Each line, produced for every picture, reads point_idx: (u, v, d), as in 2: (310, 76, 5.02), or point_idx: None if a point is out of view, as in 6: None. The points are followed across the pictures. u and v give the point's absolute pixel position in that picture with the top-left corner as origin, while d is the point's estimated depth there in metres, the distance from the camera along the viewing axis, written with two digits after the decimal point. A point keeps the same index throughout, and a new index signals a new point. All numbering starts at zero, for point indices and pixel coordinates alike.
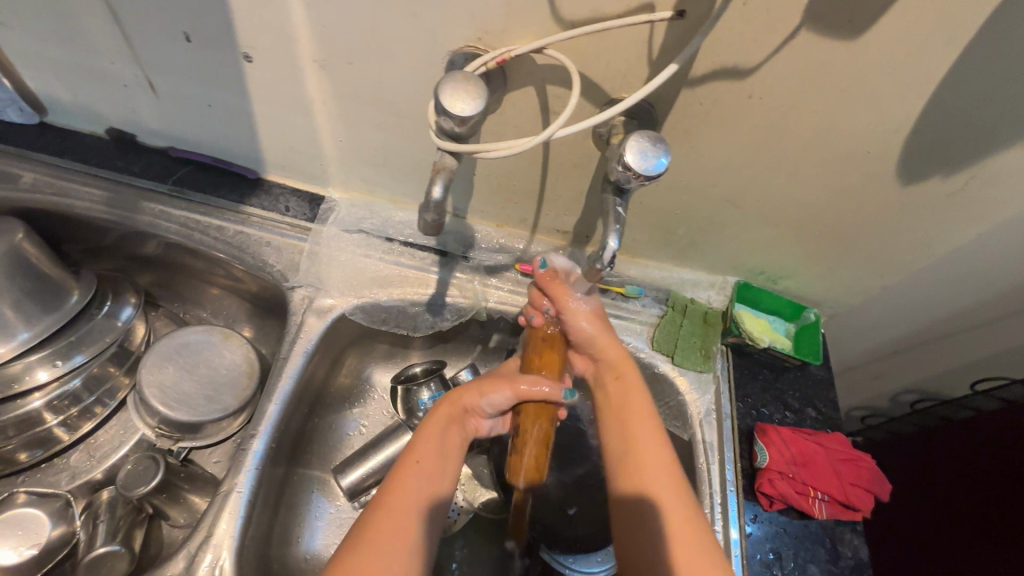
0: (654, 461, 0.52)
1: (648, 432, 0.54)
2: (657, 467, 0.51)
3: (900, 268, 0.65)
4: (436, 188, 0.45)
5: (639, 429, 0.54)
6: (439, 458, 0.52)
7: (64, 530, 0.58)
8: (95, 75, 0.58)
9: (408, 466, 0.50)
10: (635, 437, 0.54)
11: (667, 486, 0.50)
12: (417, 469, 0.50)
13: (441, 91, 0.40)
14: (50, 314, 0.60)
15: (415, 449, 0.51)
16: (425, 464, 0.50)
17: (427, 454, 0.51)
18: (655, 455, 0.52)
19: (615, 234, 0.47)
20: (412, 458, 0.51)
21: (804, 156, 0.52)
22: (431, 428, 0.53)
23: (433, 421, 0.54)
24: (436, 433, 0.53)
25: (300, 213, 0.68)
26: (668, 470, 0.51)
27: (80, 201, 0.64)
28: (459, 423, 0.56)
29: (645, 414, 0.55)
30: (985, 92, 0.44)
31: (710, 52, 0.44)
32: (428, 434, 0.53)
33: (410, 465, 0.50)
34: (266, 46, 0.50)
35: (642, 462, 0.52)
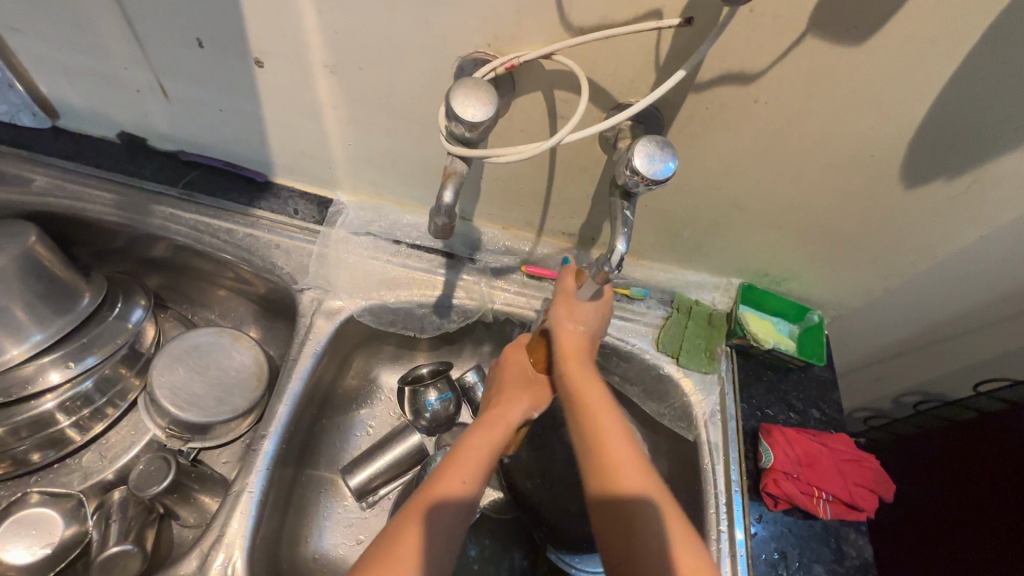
0: (626, 461, 0.49)
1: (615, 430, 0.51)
2: (629, 467, 0.49)
3: (903, 270, 0.65)
4: (446, 193, 0.46)
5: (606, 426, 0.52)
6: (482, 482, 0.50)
7: (77, 529, 0.59)
8: (107, 80, 0.58)
9: (453, 483, 0.48)
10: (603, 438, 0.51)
11: (642, 487, 0.48)
12: (460, 491, 0.48)
13: (452, 97, 0.41)
14: (63, 316, 0.60)
15: (461, 466, 0.49)
16: (471, 487, 0.48)
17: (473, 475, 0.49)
18: (625, 454, 0.50)
19: (623, 238, 0.47)
20: (459, 475, 0.48)
21: (809, 160, 0.53)
22: (479, 446, 0.51)
23: (480, 433, 0.52)
24: (483, 452, 0.51)
25: (308, 215, 0.69)
26: (640, 472, 0.49)
27: (91, 204, 0.64)
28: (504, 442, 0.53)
29: (610, 411, 0.53)
30: (987, 97, 0.45)
31: (716, 58, 0.44)
32: (475, 448, 0.51)
33: (455, 485, 0.48)
34: (277, 52, 0.51)
35: (613, 463, 0.49)
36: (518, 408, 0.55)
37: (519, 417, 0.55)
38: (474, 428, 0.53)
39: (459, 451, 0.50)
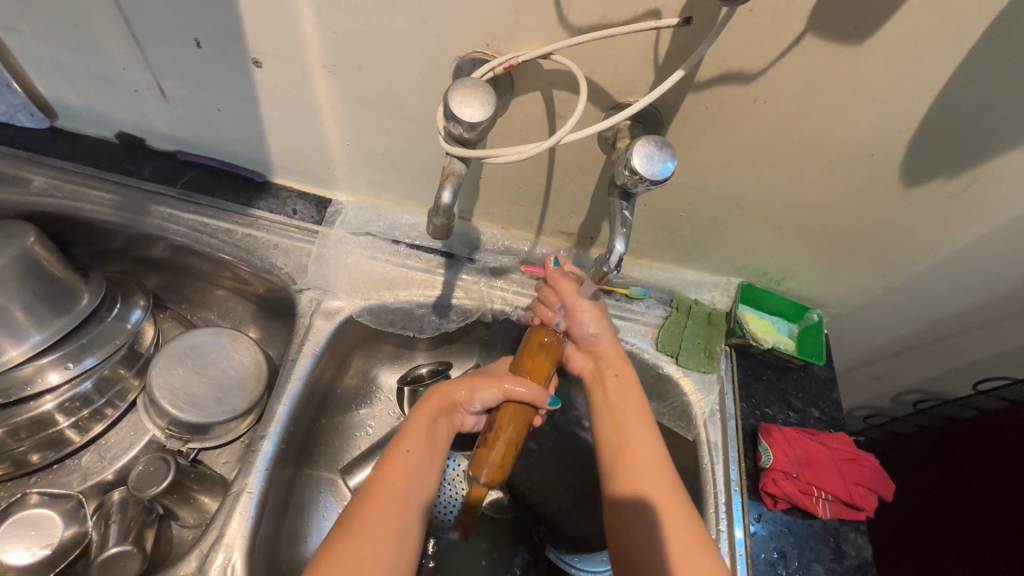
0: (646, 456, 0.54)
1: (639, 427, 0.56)
2: (649, 462, 0.53)
3: (901, 269, 0.65)
4: (445, 193, 0.46)
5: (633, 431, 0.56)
6: (427, 450, 0.53)
7: (76, 530, 0.59)
8: (105, 81, 0.58)
9: (396, 457, 0.51)
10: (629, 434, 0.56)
11: (659, 479, 0.52)
12: (404, 461, 0.51)
13: (450, 98, 0.41)
14: (62, 317, 0.60)
15: (402, 441, 0.53)
16: (413, 456, 0.52)
17: (415, 445, 0.52)
18: (646, 448, 0.54)
19: (622, 238, 0.48)
20: (400, 449, 0.52)
21: (809, 159, 0.53)
22: (419, 420, 0.54)
23: (423, 412, 0.55)
24: (423, 426, 0.54)
25: (307, 215, 0.69)
26: (656, 473, 0.53)
27: (90, 204, 0.64)
28: (447, 416, 0.56)
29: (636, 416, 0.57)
30: (986, 97, 0.45)
31: (715, 57, 0.44)
32: (420, 426, 0.54)
33: (398, 457, 0.51)
34: (276, 52, 0.51)
35: (633, 457, 0.54)
36: (461, 387, 0.56)
37: (463, 394, 0.56)
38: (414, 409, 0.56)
39: (401, 429, 0.54)
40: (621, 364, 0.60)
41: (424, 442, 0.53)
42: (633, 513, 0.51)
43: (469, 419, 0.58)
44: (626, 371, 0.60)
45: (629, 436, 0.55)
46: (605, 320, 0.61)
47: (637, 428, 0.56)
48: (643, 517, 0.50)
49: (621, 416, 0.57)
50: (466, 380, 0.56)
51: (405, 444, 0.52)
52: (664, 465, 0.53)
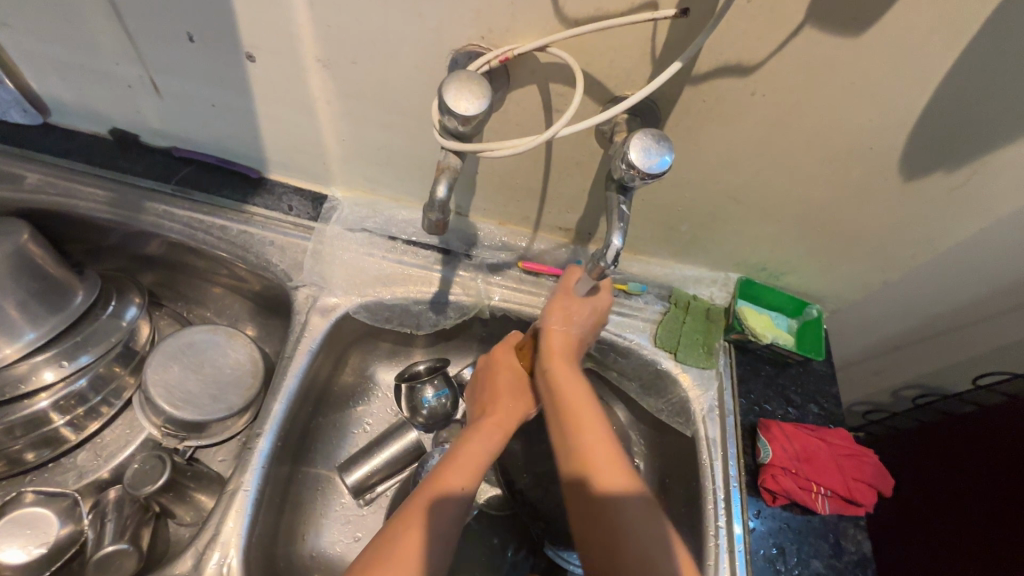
0: (602, 457, 0.51)
1: (590, 426, 0.52)
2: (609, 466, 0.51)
3: (901, 264, 0.65)
4: (440, 188, 0.45)
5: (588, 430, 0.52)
6: (478, 482, 0.52)
7: (72, 529, 0.59)
8: (98, 76, 0.58)
9: (450, 487, 0.50)
10: (580, 434, 0.52)
11: (617, 483, 0.50)
12: (458, 494, 0.50)
13: (444, 91, 0.40)
14: (56, 315, 0.60)
15: (459, 471, 0.51)
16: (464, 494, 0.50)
17: (472, 479, 0.51)
18: (600, 449, 0.51)
19: (619, 233, 0.47)
20: (459, 479, 0.50)
21: (807, 153, 0.52)
22: (477, 451, 0.53)
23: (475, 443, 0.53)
24: (482, 457, 0.53)
25: (303, 212, 0.68)
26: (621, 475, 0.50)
27: (84, 201, 0.64)
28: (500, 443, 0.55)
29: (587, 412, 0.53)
30: (987, 88, 0.44)
31: (713, 49, 0.44)
32: (471, 461, 0.52)
33: (451, 489, 0.49)
34: (269, 46, 0.50)
35: (589, 461, 0.51)
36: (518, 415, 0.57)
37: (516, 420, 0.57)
38: (471, 431, 0.54)
39: (459, 456, 0.52)
40: (555, 362, 0.55)
41: (479, 474, 0.52)
42: (597, 521, 0.49)
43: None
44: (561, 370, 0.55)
45: (581, 439, 0.52)
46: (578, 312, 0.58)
47: (591, 428, 0.52)
48: (608, 526, 0.49)
49: (571, 413, 0.53)
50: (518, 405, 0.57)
51: (464, 474, 0.50)
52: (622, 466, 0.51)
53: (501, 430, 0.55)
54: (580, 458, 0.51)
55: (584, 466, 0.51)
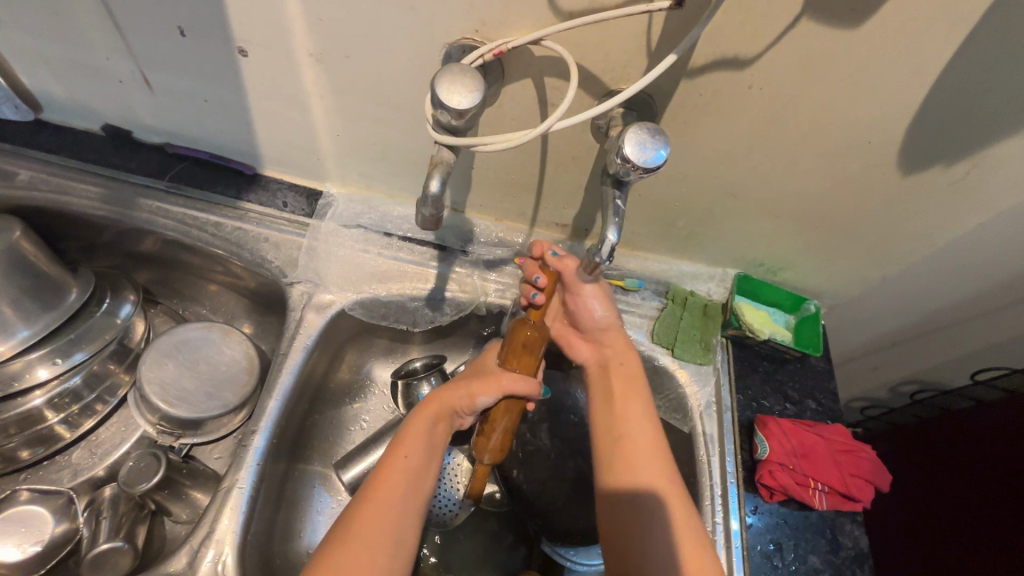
0: (646, 449, 0.53)
1: (639, 421, 0.55)
2: (647, 462, 0.52)
3: (900, 259, 0.64)
4: (433, 183, 0.45)
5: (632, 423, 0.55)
6: (425, 454, 0.53)
7: (67, 527, 0.59)
8: (89, 71, 0.57)
9: (394, 461, 0.51)
10: (626, 426, 0.55)
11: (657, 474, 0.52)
12: (405, 466, 0.51)
13: (437, 85, 0.40)
14: (49, 313, 0.60)
15: (400, 447, 0.52)
16: (411, 462, 0.51)
17: (414, 451, 0.52)
18: (645, 442, 0.54)
19: (614, 228, 0.47)
20: (400, 453, 0.52)
21: (804, 147, 0.52)
22: (417, 426, 0.54)
23: (419, 420, 0.55)
24: (422, 430, 0.54)
25: (297, 208, 0.68)
26: (656, 470, 0.52)
27: (77, 198, 0.63)
28: (447, 421, 0.56)
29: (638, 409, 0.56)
30: (987, 80, 0.44)
31: (709, 42, 0.43)
32: (414, 436, 0.53)
33: (395, 461, 0.51)
34: (261, 40, 0.50)
35: (633, 451, 0.53)
36: (460, 393, 0.56)
37: (461, 399, 0.56)
38: (412, 414, 0.56)
39: (399, 436, 0.53)
40: (627, 354, 0.59)
41: (422, 447, 0.53)
42: (630, 508, 0.51)
43: (467, 421, 0.59)
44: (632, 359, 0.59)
45: (629, 428, 0.54)
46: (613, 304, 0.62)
47: (637, 423, 0.55)
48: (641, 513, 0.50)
49: (620, 404, 0.56)
50: (463, 385, 0.56)
51: (404, 448, 0.52)
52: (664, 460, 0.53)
53: (438, 407, 0.56)
54: (622, 449, 0.54)
55: (627, 454, 0.53)
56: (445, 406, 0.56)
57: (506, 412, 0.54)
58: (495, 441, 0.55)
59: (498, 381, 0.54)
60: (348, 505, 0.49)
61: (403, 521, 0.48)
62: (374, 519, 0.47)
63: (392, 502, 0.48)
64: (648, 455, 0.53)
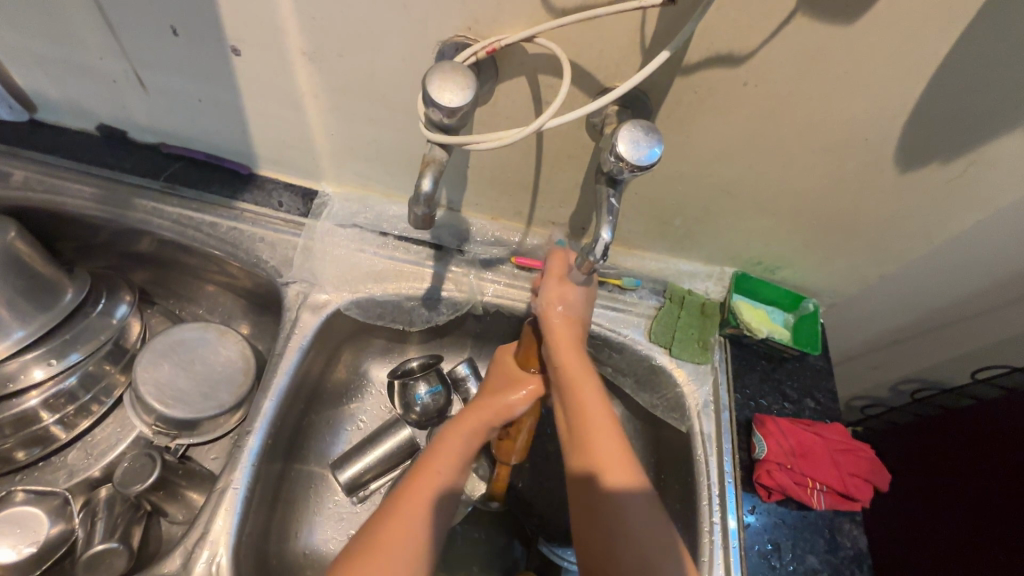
0: (610, 449, 0.50)
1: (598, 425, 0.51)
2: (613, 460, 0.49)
3: (899, 257, 0.64)
4: (425, 181, 0.45)
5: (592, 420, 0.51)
6: (456, 468, 0.52)
7: (63, 527, 0.59)
8: (82, 71, 0.57)
9: (426, 474, 0.51)
10: (583, 431, 0.51)
11: (616, 482, 0.49)
12: (434, 478, 0.51)
13: (428, 83, 0.40)
14: (44, 313, 0.59)
15: (435, 458, 0.52)
16: (443, 476, 0.51)
17: (446, 464, 0.52)
18: (603, 446, 0.50)
19: (608, 227, 0.46)
20: (438, 465, 0.51)
21: (801, 144, 0.51)
22: (454, 439, 0.54)
23: (454, 430, 0.54)
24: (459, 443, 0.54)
25: (293, 207, 0.68)
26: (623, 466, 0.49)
27: (72, 198, 0.63)
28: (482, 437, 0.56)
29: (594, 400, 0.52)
30: (985, 76, 0.43)
31: (703, 39, 0.43)
32: (449, 450, 0.53)
33: (430, 472, 0.51)
34: (254, 39, 0.49)
35: (589, 455, 0.50)
36: (496, 406, 0.56)
37: (500, 411, 0.56)
38: (449, 426, 0.55)
39: (435, 447, 0.53)
40: (569, 350, 0.54)
41: (457, 461, 0.53)
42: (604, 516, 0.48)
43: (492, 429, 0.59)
44: (574, 359, 0.54)
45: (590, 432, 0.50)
46: (573, 298, 0.56)
47: (597, 426, 0.51)
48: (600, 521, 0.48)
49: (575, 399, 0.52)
50: (498, 397, 0.56)
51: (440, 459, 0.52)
52: (626, 464, 0.49)
53: (477, 419, 0.55)
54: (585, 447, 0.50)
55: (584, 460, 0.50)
56: (483, 420, 0.55)
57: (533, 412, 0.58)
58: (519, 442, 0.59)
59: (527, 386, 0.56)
60: (374, 515, 0.48)
61: (433, 534, 0.48)
62: (403, 528, 0.46)
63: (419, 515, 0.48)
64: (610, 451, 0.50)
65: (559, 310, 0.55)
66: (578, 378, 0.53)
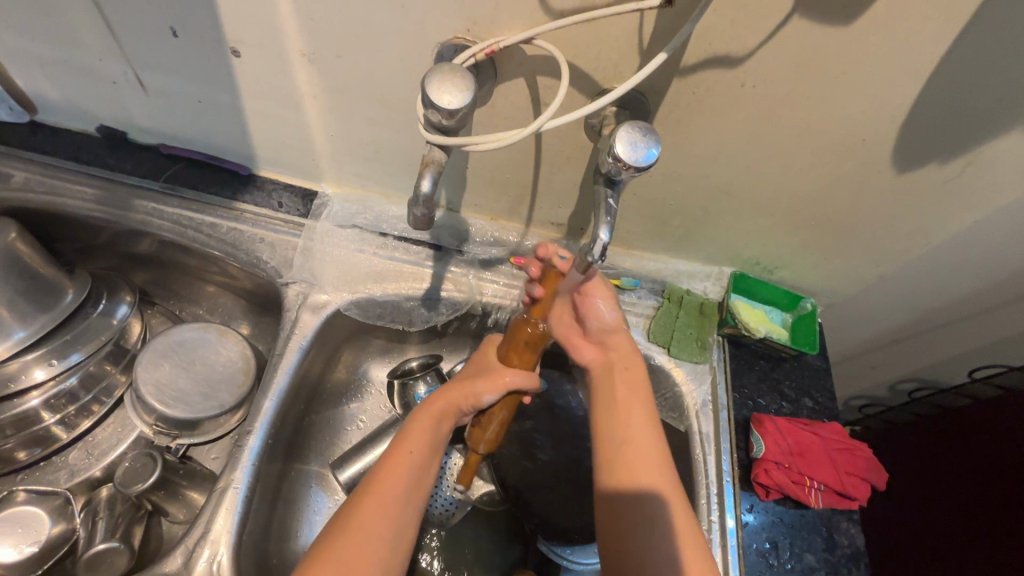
0: (649, 452, 0.53)
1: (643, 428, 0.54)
2: (651, 463, 0.52)
3: (896, 257, 0.64)
4: (425, 182, 0.45)
5: (635, 425, 0.54)
6: (427, 450, 0.53)
7: (64, 527, 0.59)
8: (83, 72, 0.57)
9: (398, 455, 0.51)
10: (629, 433, 0.54)
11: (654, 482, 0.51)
12: (405, 460, 0.51)
13: (427, 85, 0.40)
14: (45, 314, 0.60)
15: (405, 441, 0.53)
16: (415, 456, 0.52)
17: (417, 445, 0.52)
18: (647, 449, 0.53)
19: (606, 227, 0.47)
20: (405, 447, 0.52)
21: (798, 145, 0.52)
22: (422, 422, 0.54)
23: (425, 414, 0.55)
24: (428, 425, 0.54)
25: (293, 208, 0.68)
26: (659, 470, 0.52)
27: (72, 199, 0.64)
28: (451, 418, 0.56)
29: (638, 407, 0.55)
30: (982, 76, 0.44)
31: (701, 40, 0.43)
32: (420, 432, 0.53)
33: (399, 454, 0.51)
34: (254, 41, 0.50)
35: (631, 455, 0.53)
36: (465, 392, 0.56)
37: (468, 397, 0.56)
38: (418, 410, 0.56)
39: (404, 431, 0.54)
40: (633, 359, 0.58)
41: (426, 443, 0.53)
42: (637, 515, 0.50)
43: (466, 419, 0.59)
44: (637, 365, 0.58)
45: (630, 435, 0.54)
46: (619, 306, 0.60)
47: (642, 428, 0.54)
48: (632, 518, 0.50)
49: (625, 405, 0.56)
50: (469, 383, 0.56)
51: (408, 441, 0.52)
52: (665, 467, 0.52)
53: (446, 404, 0.56)
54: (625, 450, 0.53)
55: (626, 456, 0.53)
56: (453, 403, 0.56)
57: (505, 406, 0.55)
58: (490, 434, 0.56)
59: (500, 377, 0.55)
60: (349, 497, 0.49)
61: (401, 511, 0.48)
62: (375, 509, 0.47)
63: (394, 496, 0.49)
64: (649, 456, 0.53)
65: (613, 314, 0.59)
66: (637, 384, 0.57)
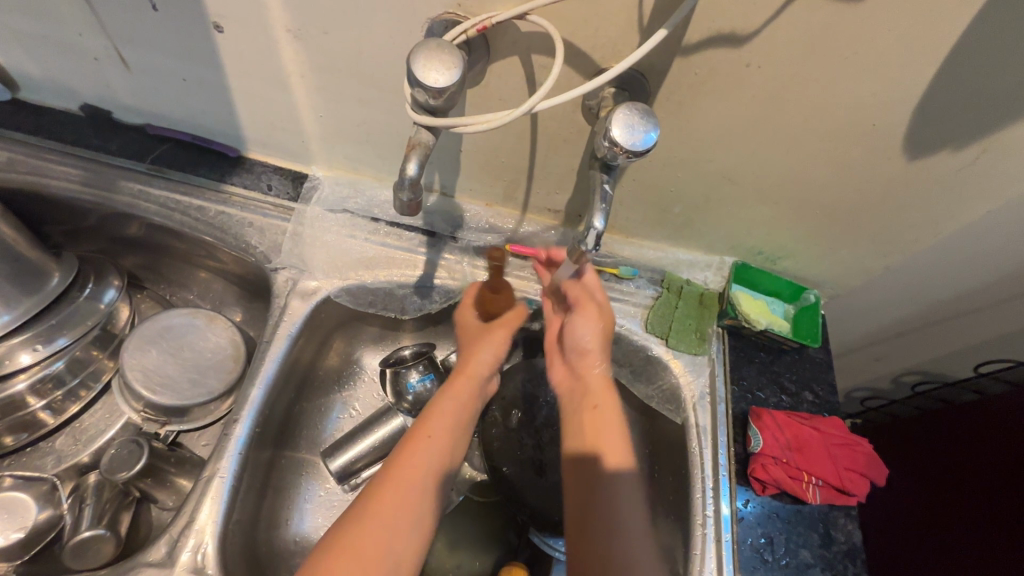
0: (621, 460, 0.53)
1: (616, 440, 0.55)
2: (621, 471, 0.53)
3: (904, 248, 0.62)
4: (411, 165, 0.43)
5: (610, 439, 0.55)
6: (450, 430, 0.56)
7: (51, 513, 0.59)
8: (63, 48, 0.55)
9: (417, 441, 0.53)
10: (606, 446, 0.54)
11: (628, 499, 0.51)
12: (426, 443, 0.54)
13: (413, 61, 0.38)
14: (30, 298, 0.59)
15: (431, 422, 0.56)
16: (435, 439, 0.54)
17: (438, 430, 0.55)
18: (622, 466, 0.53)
19: (600, 214, 0.45)
20: (432, 423, 0.55)
21: (804, 130, 0.50)
22: (445, 404, 0.58)
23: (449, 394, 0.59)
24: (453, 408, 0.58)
25: (283, 191, 0.66)
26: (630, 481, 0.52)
27: (56, 180, 0.62)
28: (469, 393, 0.60)
29: (613, 421, 0.56)
30: (1003, 58, 0.41)
31: (704, 17, 0.41)
32: (437, 419, 0.56)
33: (420, 440, 0.54)
34: (236, 15, 0.47)
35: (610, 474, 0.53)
36: (479, 364, 0.62)
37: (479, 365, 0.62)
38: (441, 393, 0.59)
39: (429, 413, 0.57)
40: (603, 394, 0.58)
41: (449, 421, 0.57)
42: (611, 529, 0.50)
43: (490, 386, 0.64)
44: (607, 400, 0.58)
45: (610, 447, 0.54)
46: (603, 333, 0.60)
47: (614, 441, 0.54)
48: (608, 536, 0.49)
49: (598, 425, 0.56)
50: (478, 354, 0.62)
51: (438, 414, 0.56)
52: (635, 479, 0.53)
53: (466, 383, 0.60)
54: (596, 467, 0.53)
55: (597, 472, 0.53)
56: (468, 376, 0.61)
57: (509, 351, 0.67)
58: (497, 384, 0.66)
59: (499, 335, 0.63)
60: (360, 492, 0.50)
61: (415, 499, 0.49)
62: (389, 498, 0.48)
63: (410, 483, 0.50)
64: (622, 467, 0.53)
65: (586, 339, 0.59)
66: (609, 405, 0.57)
